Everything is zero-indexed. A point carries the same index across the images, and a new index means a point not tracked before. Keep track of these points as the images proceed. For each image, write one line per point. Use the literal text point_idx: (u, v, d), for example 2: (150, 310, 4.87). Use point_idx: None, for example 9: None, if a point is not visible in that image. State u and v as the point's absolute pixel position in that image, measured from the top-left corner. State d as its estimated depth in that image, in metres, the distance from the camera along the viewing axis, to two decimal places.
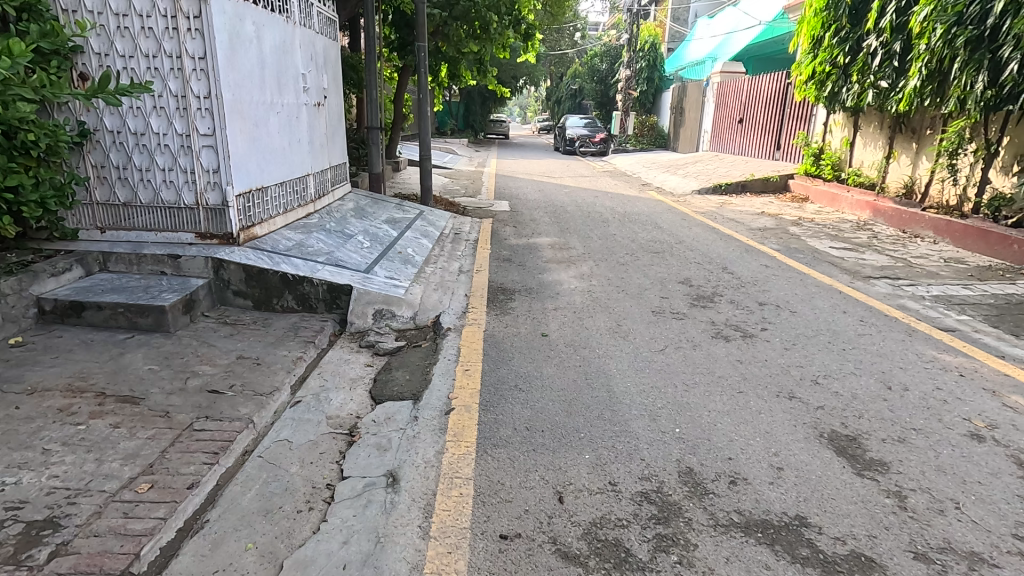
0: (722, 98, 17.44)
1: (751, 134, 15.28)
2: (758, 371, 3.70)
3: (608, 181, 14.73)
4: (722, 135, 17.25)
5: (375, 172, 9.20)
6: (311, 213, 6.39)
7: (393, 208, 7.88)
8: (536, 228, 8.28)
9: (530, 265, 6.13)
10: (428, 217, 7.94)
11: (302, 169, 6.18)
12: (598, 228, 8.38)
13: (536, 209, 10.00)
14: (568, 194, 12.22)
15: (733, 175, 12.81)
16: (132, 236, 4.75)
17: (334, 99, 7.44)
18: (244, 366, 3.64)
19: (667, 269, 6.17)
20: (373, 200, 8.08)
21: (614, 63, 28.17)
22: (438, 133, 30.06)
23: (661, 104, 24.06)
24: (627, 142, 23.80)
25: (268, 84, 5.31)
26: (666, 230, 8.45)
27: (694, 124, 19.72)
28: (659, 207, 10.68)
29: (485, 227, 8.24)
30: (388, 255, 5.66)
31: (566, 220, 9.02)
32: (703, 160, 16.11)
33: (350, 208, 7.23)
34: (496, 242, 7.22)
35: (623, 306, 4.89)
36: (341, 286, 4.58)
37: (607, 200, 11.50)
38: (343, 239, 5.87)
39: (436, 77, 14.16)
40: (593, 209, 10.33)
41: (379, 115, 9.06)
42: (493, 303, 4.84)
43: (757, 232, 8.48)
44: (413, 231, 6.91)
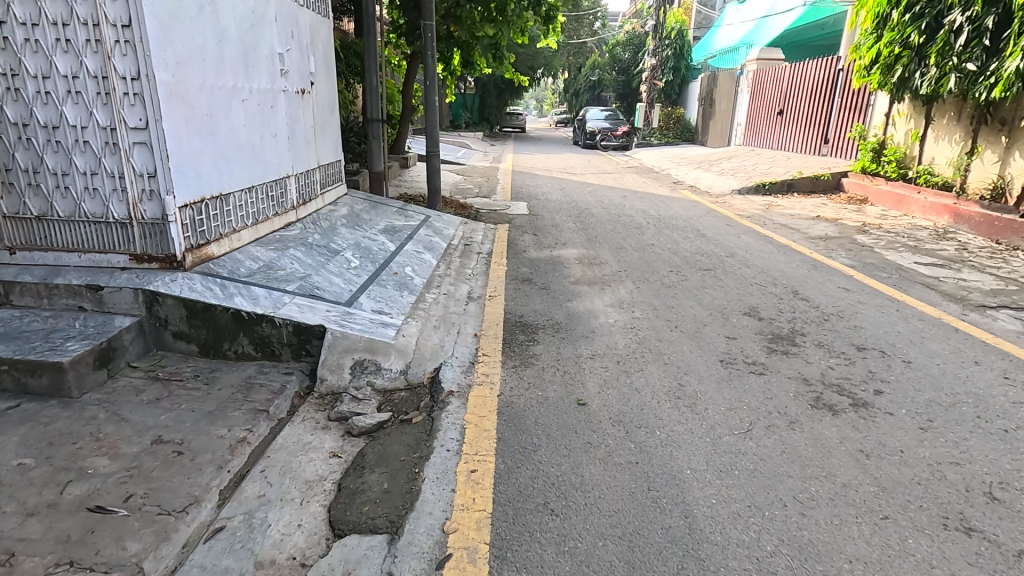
0: (760, 86, 16.03)
1: (794, 127, 13.91)
2: (898, 472, 2.54)
3: (635, 179, 13.49)
4: (759, 128, 15.87)
5: (376, 171, 8.12)
6: (292, 223, 5.31)
7: (395, 214, 6.81)
8: (560, 236, 7.16)
9: (555, 288, 5.01)
10: (434, 223, 6.84)
11: (279, 170, 5.10)
12: (632, 237, 7.23)
13: (558, 212, 8.86)
14: (593, 193, 11.05)
15: (777, 173, 11.52)
16: (48, 258, 3.70)
17: (324, 87, 6.36)
18: (159, 458, 2.56)
19: (724, 294, 5.03)
20: (373, 204, 7.01)
21: (638, 52, 26.71)
22: (453, 127, 28.89)
23: (688, 95, 22.67)
24: (651, 135, 22.48)
25: (229, 65, 4.23)
26: (711, 239, 7.25)
27: (727, 116, 18.32)
28: (697, 210, 9.48)
29: (501, 235, 7.12)
30: (380, 277, 4.57)
31: (594, 225, 7.87)
32: (739, 155, 14.76)
33: (343, 215, 6.17)
34: (513, 256, 6.09)
35: (681, 352, 3.75)
36: (311, 327, 3.50)
37: (637, 201, 10.30)
38: (327, 256, 4.80)
39: (448, 65, 12.99)
40: (622, 212, 9.14)
41: (381, 106, 7.96)
42: (510, 347, 3.73)
43: (818, 241, 7.26)
44: (415, 243, 5.82)
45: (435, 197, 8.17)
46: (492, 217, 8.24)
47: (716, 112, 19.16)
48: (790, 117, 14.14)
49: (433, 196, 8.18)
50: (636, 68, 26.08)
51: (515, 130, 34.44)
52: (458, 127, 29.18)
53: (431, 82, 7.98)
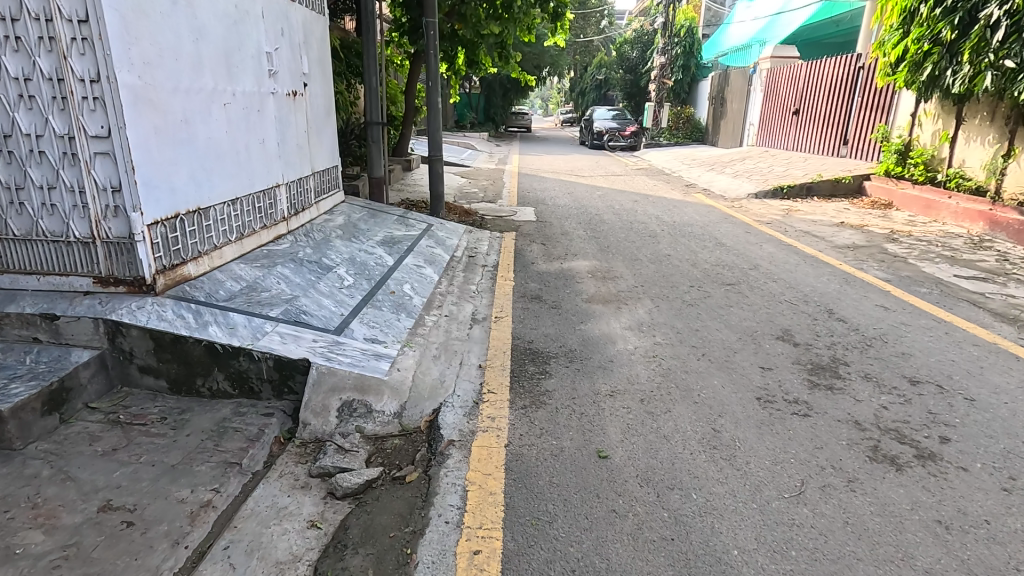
0: (775, 85, 15.51)
1: (811, 127, 13.40)
2: (988, 552, 2.12)
3: (646, 181, 13.03)
4: (774, 128, 15.36)
5: (375, 176, 7.69)
6: (282, 236, 4.91)
7: (395, 223, 6.39)
8: (571, 245, 6.74)
9: (567, 308, 4.59)
10: (437, 233, 6.42)
11: (266, 180, 4.69)
12: (647, 246, 6.80)
13: (567, 219, 8.44)
14: (603, 197, 10.63)
15: (795, 176, 11.03)
16: (4, 281, 3.31)
17: (319, 89, 5.95)
18: (105, 531, 2.16)
19: (752, 313, 4.60)
20: (372, 213, 6.61)
21: (646, 50, 26.19)
22: (457, 127, 28.46)
23: (698, 94, 22.19)
24: (660, 135, 22.02)
25: (208, 65, 3.83)
26: (731, 249, 6.80)
27: (739, 116, 17.80)
28: (713, 215, 9.03)
29: (508, 245, 6.71)
30: (375, 298, 4.16)
31: (605, 234, 7.45)
32: (753, 156, 14.25)
33: (338, 226, 5.76)
34: (521, 269, 5.69)
35: (712, 387, 3.33)
36: (294, 361, 3.09)
37: (649, 206, 9.85)
38: (318, 273, 4.39)
39: (453, 64, 12.57)
40: (634, 218, 8.70)
41: (381, 108, 7.55)
42: (519, 382, 3.32)
43: (846, 251, 6.80)
44: (416, 256, 5.41)
45: (437, 203, 7.76)
46: (498, 224, 7.84)
47: (728, 112, 18.65)
48: (807, 117, 13.63)
49: (436, 202, 7.77)
50: (644, 66, 25.60)
51: (520, 131, 34.00)
52: (463, 128, 28.75)
53: (434, 83, 7.56)
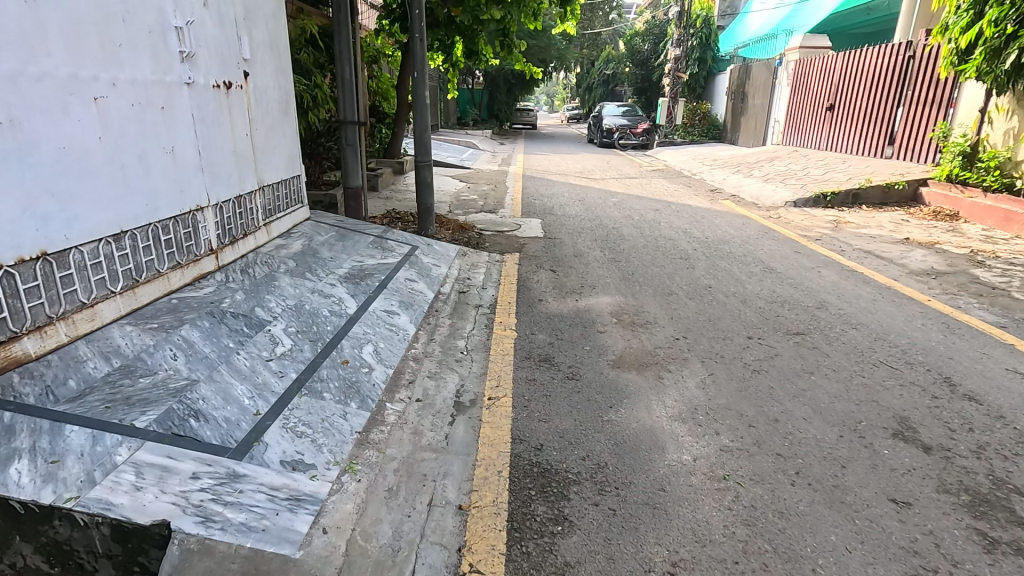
0: (806, 79, 14.11)
1: (850, 126, 12.04)
2: None
3: (664, 185, 11.75)
4: (804, 126, 14.00)
5: (349, 187, 6.43)
6: (204, 278, 3.67)
7: (368, 248, 5.15)
8: (587, 273, 5.49)
9: (587, 379, 3.34)
10: (420, 261, 5.18)
11: (175, 208, 3.41)
12: (681, 274, 5.54)
13: (580, 234, 7.19)
14: (619, 206, 9.36)
15: (837, 181, 9.69)
16: None
17: (269, 82, 4.70)
18: None
19: (843, 386, 3.34)
20: (342, 234, 5.37)
21: (658, 43, 24.74)
22: (460, 125, 27.19)
23: (714, 89, 20.84)
24: (674, 133, 20.69)
25: (60, 38, 2.57)
26: (784, 277, 5.52)
27: (763, 112, 16.42)
28: (749, 228, 7.76)
29: (510, 273, 5.46)
30: (316, 375, 2.92)
31: (627, 255, 6.19)
32: (782, 157, 12.90)
33: (291, 255, 4.52)
34: (525, 310, 4.44)
35: (830, 551, 2.08)
36: (143, 527, 1.81)
37: (674, 216, 8.57)
38: (242, 335, 3.15)
39: (449, 56, 11.27)
40: (659, 232, 7.43)
41: (358, 105, 6.29)
42: (519, 544, 2.08)
43: (927, 279, 5.52)
44: (387, 297, 4.16)
45: (426, 219, 6.53)
46: (498, 243, 6.60)
47: (751, 108, 17.27)
48: (845, 115, 12.27)
49: (424, 217, 6.52)
50: (657, 60, 24.20)
51: (525, 128, 32.67)
52: (465, 126, 27.45)
53: (420, 77, 6.30)
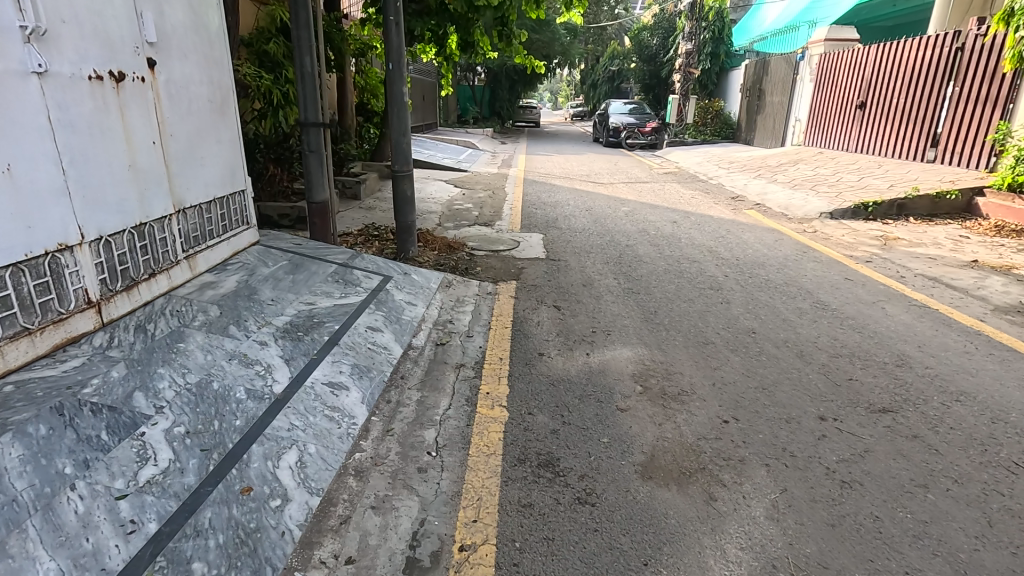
0: (833, 74, 13.00)
1: (885, 126, 10.96)
2: None
3: (679, 192, 10.68)
4: (830, 126, 12.90)
5: (313, 203, 5.36)
6: (70, 346, 2.64)
7: (324, 283, 4.13)
8: (598, 312, 4.45)
9: (608, 504, 2.31)
10: (390, 298, 4.16)
11: (15, 254, 2.37)
12: (713, 314, 4.49)
13: (589, 255, 6.14)
14: (631, 217, 8.28)
15: (877, 189, 8.58)
16: None
17: (192, 74, 3.65)
18: None
19: (979, 514, 2.30)
20: (294, 265, 4.32)
21: (667, 37, 23.53)
22: (460, 124, 26.19)
23: (728, 86, 19.71)
24: (685, 132, 19.58)
25: None
26: (843, 317, 4.46)
27: (783, 110, 15.28)
28: (784, 245, 6.72)
29: (505, 311, 4.42)
30: (191, 527, 1.89)
31: (647, 284, 5.14)
32: (808, 160, 11.80)
33: (217, 299, 3.47)
34: (521, 373, 3.39)
35: None
36: None
37: (694, 230, 7.50)
38: (95, 447, 2.12)
39: (443, 48, 10.18)
40: (680, 251, 6.38)
41: (320, 104, 5.18)
42: None
43: (1020, 319, 4.46)
44: (335, 359, 3.14)
45: (405, 238, 5.49)
46: (490, 267, 5.56)
47: (769, 105, 16.14)
48: (878, 113, 11.18)
49: (404, 237, 5.48)
50: (666, 55, 23.08)
51: (527, 126, 31.55)
52: (464, 124, 26.33)
53: (396, 69, 5.13)
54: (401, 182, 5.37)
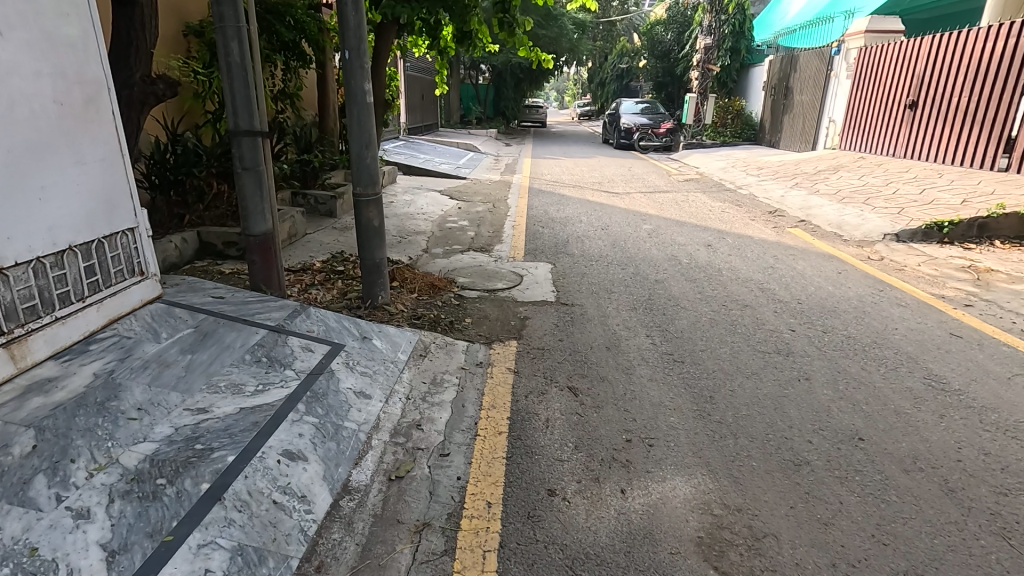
0: (875, 70, 11.63)
1: (941, 129, 9.63)
2: None
3: (705, 204, 9.36)
4: (872, 128, 11.53)
5: (250, 236, 4.06)
6: None
7: (235, 368, 2.85)
8: (630, 400, 3.15)
9: None
10: (332, 388, 2.88)
11: None
12: (794, 402, 3.18)
13: (610, 297, 4.84)
14: (655, 238, 6.97)
15: (948, 204, 7.25)
16: None
17: (11, 60, 2.37)
18: None
19: None
20: (200, 336, 3.04)
21: (682, 32, 22.13)
22: (463, 125, 24.97)
23: (749, 83, 18.31)
24: (702, 133, 18.22)
25: None
26: (980, 409, 3.14)
27: (815, 110, 13.88)
28: (851, 281, 5.41)
29: (499, 397, 3.15)
30: None
31: (692, 348, 3.84)
32: (850, 168, 10.44)
33: (40, 416, 2.20)
34: (521, 544, 2.11)
35: None
36: None
37: (734, 257, 6.19)
38: None
39: (436, 39, 8.83)
40: (724, 291, 5.08)
41: (253, 108, 3.85)
42: None
43: None
44: (205, 540, 1.86)
45: (373, 280, 4.21)
46: (483, 318, 4.27)
47: (798, 104, 14.75)
48: (933, 115, 9.85)
49: (370, 278, 4.20)
50: (681, 51, 21.68)
51: (532, 126, 30.25)
52: (466, 125, 25.07)
53: (353, 59, 3.76)
54: (364, 209, 4.05)
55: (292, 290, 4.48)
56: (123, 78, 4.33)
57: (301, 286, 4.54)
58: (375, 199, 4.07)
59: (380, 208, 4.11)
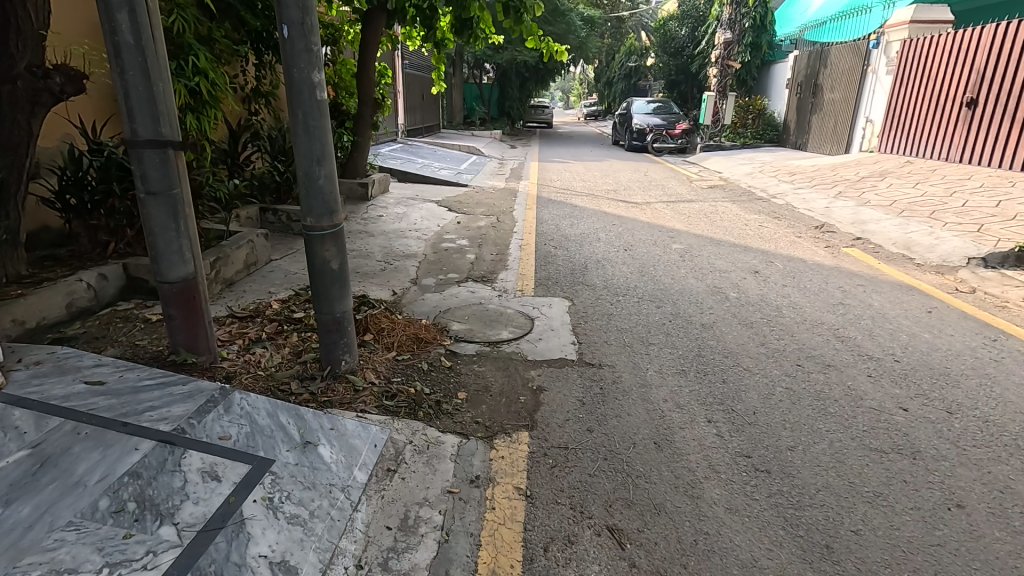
0: (924, 65, 10.46)
1: (1009, 130, 8.48)
2: None
3: (738, 217, 8.24)
4: (920, 129, 10.34)
5: (162, 285, 2.95)
6: None
7: (73, 532, 1.75)
8: (707, 559, 2.05)
9: None
10: (232, 559, 1.78)
11: None
12: (959, 560, 2.07)
13: (648, 354, 3.72)
14: (689, 263, 5.87)
15: None
16: None
17: None
18: None
19: None
20: (36, 466, 1.95)
21: (697, 28, 20.97)
22: (466, 126, 23.94)
23: (772, 81, 17.13)
24: (721, 134, 17.05)
25: None
26: None
27: (849, 109, 12.70)
28: (950, 324, 4.28)
29: (507, 552, 2.06)
30: None
31: (777, 446, 2.73)
32: (899, 175, 9.28)
33: None
34: None
35: None
36: None
37: (791, 289, 5.07)
38: None
39: (431, 30, 7.72)
40: (792, 341, 3.96)
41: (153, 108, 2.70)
42: None
43: None
44: None
45: (333, 339, 3.11)
46: (481, 391, 3.16)
47: (828, 103, 13.57)
48: (1000, 115, 8.67)
49: (329, 336, 3.10)
50: (696, 48, 20.52)
51: (539, 126, 29.23)
52: (470, 126, 24.03)
53: (296, 39, 2.58)
54: (318, 248, 2.91)
55: (230, 348, 3.38)
56: (3, 69, 3.24)
57: (242, 343, 3.45)
58: (333, 235, 2.92)
59: (342, 246, 2.98)
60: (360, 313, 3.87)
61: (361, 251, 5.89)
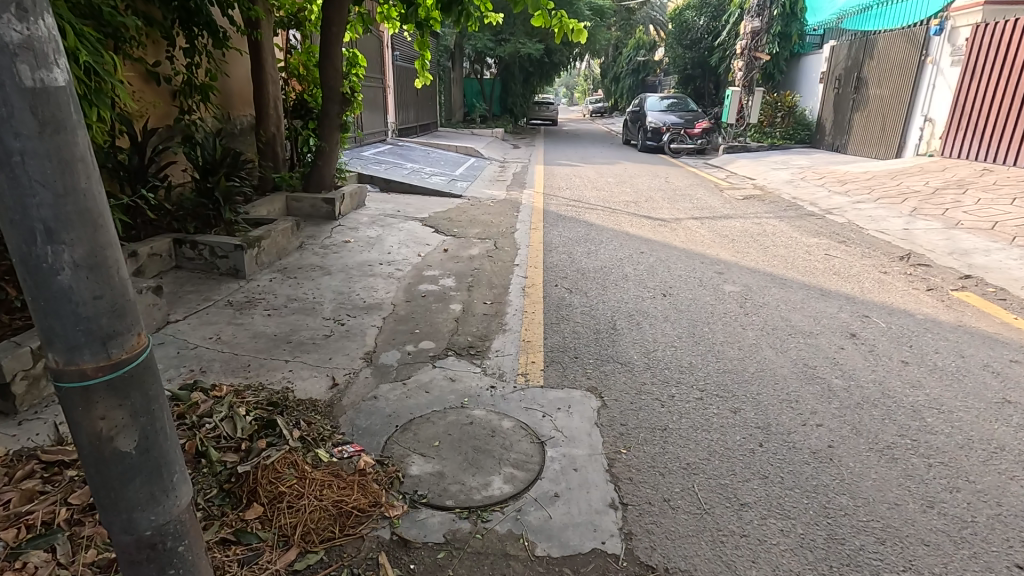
0: (1003, 55, 8.84)
1: None
2: None
3: (795, 239, 6.67)
4: (1000, 131, 8.73)
5: None
6: None
7: None
8: None
9: None
10: None
11: None
12: None
13: (744, 535, 2.15)
14: (754, 318, 4.31)
15: None
16: None
17: None
18: None
19: None
20: None
21: (717, 17, 19.34)
22: (466, 124, 22.38)
23: (803, 75, 15.51)
24: (746, 134, 15.45)
25: None
26: None
27: (901, 107, 11.06)
28: None
29: None
30: None
31: None
32: (982, 186, 7.68)
33: None
34: None
35: None
36: None
37: (917, 369, 3.50)
38: None
39: (411, 7, 6.15)
40: (976, 495, 2.39)
41: None
42: None
43: None
44: None
45: None
46: None
47: (874, 99, 11.95)
48: None
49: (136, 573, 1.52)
50: (715, 40, 18.91)
51: (544, 124, 27.66)
52: (470, 123, 22.46)
53: None
54: (80, 415, 1.33)
55: None
56: None
57: (13, 539, 1.87)
58: (115, 384, 1.34)
59: (142, 404, 1.39)
60: (251, 459, 2.27)
61: (307, 300, 4.32)
